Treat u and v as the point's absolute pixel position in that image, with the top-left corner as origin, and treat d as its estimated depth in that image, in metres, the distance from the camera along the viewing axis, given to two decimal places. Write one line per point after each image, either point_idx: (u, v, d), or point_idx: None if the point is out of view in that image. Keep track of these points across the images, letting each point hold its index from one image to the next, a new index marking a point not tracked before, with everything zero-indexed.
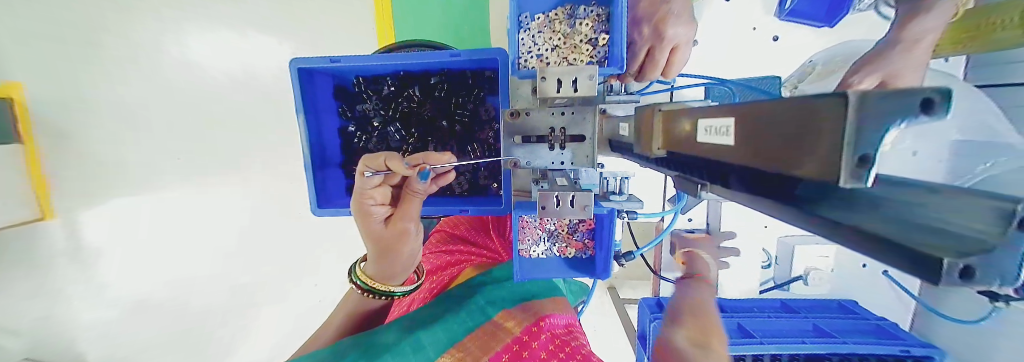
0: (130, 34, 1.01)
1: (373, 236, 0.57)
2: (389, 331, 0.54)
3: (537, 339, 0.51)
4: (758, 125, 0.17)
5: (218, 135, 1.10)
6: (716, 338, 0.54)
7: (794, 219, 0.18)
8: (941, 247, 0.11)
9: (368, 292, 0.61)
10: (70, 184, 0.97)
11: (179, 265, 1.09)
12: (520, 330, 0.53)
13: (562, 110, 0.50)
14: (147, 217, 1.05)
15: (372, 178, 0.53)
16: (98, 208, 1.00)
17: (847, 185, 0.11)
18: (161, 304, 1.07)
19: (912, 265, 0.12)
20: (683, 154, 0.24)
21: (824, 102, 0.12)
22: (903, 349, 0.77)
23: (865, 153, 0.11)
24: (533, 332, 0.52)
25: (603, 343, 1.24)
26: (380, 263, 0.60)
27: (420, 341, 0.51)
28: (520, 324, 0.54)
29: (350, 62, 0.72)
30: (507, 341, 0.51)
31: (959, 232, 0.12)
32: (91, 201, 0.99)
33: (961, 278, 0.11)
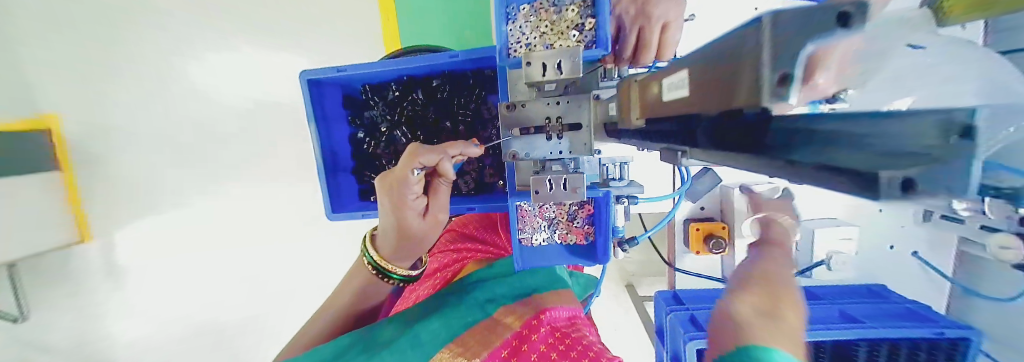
0: (171, 65, 1.12)
1: (404, 227, 0.57)
2: (390, 326, 0.55)
3: (537, 332, 0.51)
4: (706, 74, 0.18)
5: (241, 151, 1.17)
6: (790, 305, 0.43)
7: (765, 167, 0.18)
8: (898, 155, 0.12)
9: (379, 272, 0.61)
10: (120, 203, 1.13)
11: (215, 274, 1.20)
12: (519, 324, 0.53)
13: (557, 99, 0.51)
14: (184, 230, 1.18)
15: (414, 174, 0.52)
16: (141, 223, 1.15)
17: (772, 105, 0.12)
18: (199, 312, 1.20)
19: (860, 186, 0.13)
20: (655, 119, 0.25)
21: (756, 29, 0.13)
22: (936, 332, 0.73)
23: (787, 73, 0.11)
24: (533, 325, 0.52)
25: (621, 340, 1.23)
26: (399, 247, 0.59)
27: (419, 337, 0.52)
28: (520, 319, 0.54)
29: (354, 71, 0.76)
30: (506, 337, 0.52)
31: (909, 151, 0.12)
32: (139, 216, 1.15)
33: (904, 192, 0.11)
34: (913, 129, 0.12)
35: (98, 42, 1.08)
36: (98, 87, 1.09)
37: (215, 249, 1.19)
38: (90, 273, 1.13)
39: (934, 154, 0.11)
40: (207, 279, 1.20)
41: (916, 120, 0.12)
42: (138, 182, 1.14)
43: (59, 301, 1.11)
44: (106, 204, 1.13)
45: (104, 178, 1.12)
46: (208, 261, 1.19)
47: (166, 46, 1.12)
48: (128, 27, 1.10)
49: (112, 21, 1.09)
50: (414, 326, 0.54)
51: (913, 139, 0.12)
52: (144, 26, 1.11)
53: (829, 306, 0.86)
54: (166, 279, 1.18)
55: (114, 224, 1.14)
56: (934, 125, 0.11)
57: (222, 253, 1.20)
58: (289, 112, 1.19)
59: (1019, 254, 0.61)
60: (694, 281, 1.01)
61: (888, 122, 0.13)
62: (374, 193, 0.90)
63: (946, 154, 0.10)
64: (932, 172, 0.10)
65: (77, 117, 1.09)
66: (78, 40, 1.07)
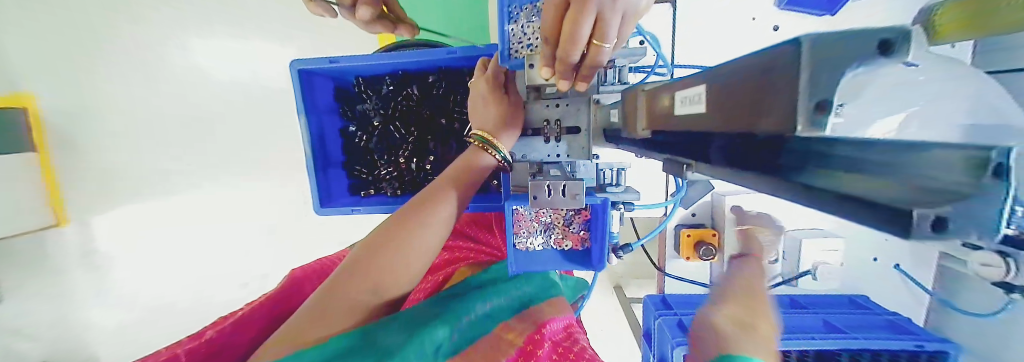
0: (155, 47, 1.08)
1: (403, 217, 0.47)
2: (388, 331, 0.45)
3: (540, 348, 0.50)
4: (726, 89, 0.17)
5: (227, 139, 1.14)
6: (764, 319, 0.45)
7: (775, 187, 0.17)
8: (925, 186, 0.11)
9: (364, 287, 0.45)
10: (92, 189, 1.09)
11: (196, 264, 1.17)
12: (523, 341, 0.51)
13: (556, 102, 0.51)
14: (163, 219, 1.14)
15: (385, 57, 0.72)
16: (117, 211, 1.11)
17: (807, 133, 0.12)
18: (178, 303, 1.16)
19: (888, 220, 0.12)
20: (667, 132, 0.24)
21: (783, 51, 0.12)
22: (916, 344, 0.75)
23: (824, 100, 0.11)
24: (537, 340, 0.51)
25: (609, 343, 1.24)
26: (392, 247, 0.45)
27: (424, 344, 0.45)
28: (521, 335, 0.52)
29: (348, 62, 0.75)
30: (512, 355, 0.49)
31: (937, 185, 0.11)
32: (116, 203, 1.11)
33: (935, 232, 0.11)
34: (940, 157, 0.11)
35: (76, 19, 1.03)
36: (75, 68, 1.04)
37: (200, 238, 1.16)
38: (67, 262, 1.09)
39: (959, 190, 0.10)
40: (190, 269, 1.17)
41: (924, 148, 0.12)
42: (117, 169, 1.09)
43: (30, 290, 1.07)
44: (80, 190, 1.09)
45: (77, 162, 1.07)
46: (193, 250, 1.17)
47: (150, 28, 1.07)
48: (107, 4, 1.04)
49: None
50: (418, 333, 0.46)
51: (936, 172, 0.11)
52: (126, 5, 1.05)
53: (813, 316, 0.88)
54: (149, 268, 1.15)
55: (87, 210, 1.10)
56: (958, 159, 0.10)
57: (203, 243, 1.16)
58: (279, 101, 1.15)
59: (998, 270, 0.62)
60: (683, 287, 1.02)
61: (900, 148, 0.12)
62: (364, 189, 0.88)
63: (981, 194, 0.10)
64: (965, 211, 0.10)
65: (56, 100, 1.05)
66: (52, 16, 1.02)
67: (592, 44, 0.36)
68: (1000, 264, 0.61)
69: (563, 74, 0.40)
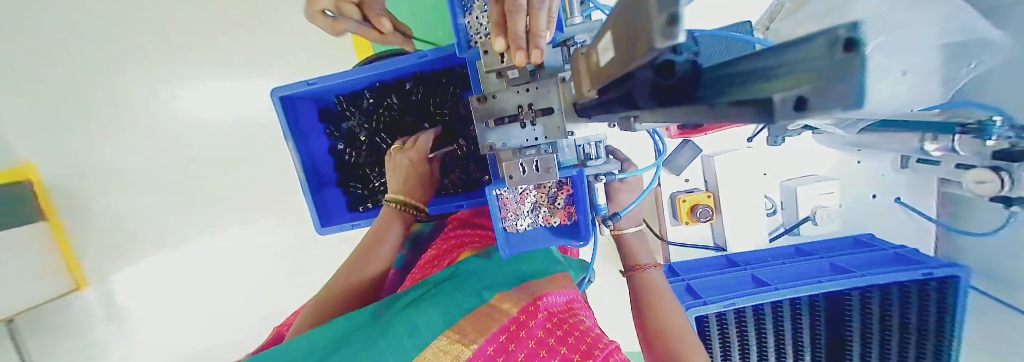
0: (163, 100, 1.17)
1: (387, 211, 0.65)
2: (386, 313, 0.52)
3: (533, 318, 0.51)
4: (626, 29, 0.17)
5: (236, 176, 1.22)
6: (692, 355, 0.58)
7: (692, 117, 0.18)
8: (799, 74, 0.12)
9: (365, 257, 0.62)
10: (120, 239, 1.21)
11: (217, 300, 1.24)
12: (517, 310, 0.52)
13: (526, 86, 0.52)
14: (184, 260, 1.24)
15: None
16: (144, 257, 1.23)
17: (667, 45, 0.11)
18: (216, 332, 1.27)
19: (766, 112, 0.13)
20: (603, 87, 0.25)
21: None
22: (923, 272, 0.72)
23: (673, 12, 0.11)
24: (530, 311, 0.52)
25: (628, 319, 1.25)
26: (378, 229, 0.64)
27: (417, 323, 0.48)
28: (518, 303, 0.54)
29: (324, 82, 0.77)
30: (504, 322, 0.50)
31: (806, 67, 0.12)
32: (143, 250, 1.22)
33: (797, 110, 0.12)
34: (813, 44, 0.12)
35: (96, 87, 1.15)
36: (103, 131, 1.16)
37: (228, 270, 1.26)
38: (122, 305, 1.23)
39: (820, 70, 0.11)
40: (223, 298, 1.26)
41: (809, 43, 0.12)
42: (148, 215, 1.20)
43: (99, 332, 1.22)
44: (108, 241, 1.20)
45: (96, 219, 1.19)
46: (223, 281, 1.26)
47: (156, 84, 1.16)
48: (111, 68, 1.14)
49: (104, 67, 1.14)
50: (411, 314, 0.50)
51: (808, 59, 0.12)
52: (132, 66, 1.15)
53: (819, 261, 0.88)
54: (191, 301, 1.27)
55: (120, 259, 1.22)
56: (822, 43, 0.11)
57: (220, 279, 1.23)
58: (272, 132, 1.20)
59: (996, 186, 0.61)
60: (689, 253, 1.03)
61: (786, 54, 0.13)
62: (361, 203, 0.91)
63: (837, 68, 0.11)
64: (822, 88, 0.11)
65: (76, 163, 1.16)
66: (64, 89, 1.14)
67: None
68: (995, 179, 0.61)
69: (517, 41, 0.37)
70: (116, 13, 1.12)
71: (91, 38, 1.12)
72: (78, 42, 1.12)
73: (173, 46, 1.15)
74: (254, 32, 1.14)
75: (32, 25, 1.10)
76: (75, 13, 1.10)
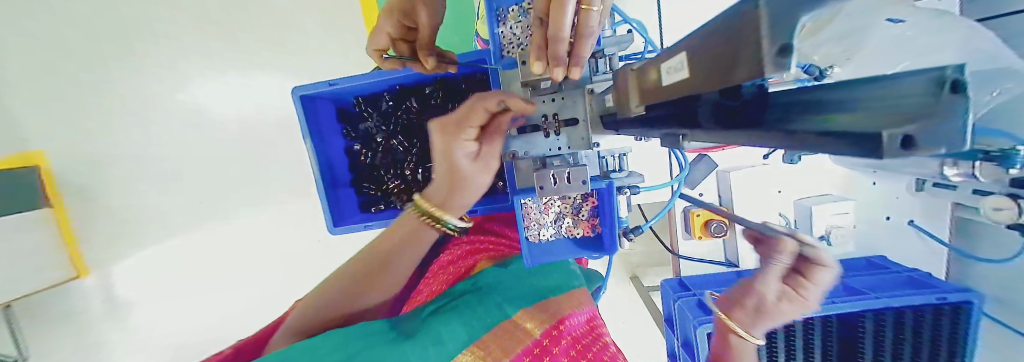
0: (182, 93, 1.20)
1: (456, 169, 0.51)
2: (411, 322, 0.53)
3: (557, 344, 0.52)
4: (703, 53, 0.17)
5: (249, 171, 1.23)
6: None
7: (766, 141, 0.18)
8: (900, 114, 0.12)
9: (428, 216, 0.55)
10: (130, 229, 1.22)
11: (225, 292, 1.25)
12: (540, 332, 0.52)
13: (551, 97, 0.52)
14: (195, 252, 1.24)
15: None
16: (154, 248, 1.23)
17: (773, 78, 0.11)
18: (221, 326, 1.27)
19: (859, 146, 0.12)
20: (657, 103, 0.25)
21: (748, 10, 0.12)
22: (938, 297, 0.73)
23: (785, 44, 0.11)
24: (554, 336, 0.52)
25: (632, 332, 1.24)
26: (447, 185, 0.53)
27: (441, 335, 0.48)
28: (541, 324, 0.53)
29: (346, 84, 0.78)
30: (528, 343, 0.50)
31: (907, 104, 0.11)
32: (152, 241, 1.23)
33: (904, 148, 0.11)
34: (920, 83, 0.11)
35: (118, 79, 1.17)
36: (121, 122, 1.19)
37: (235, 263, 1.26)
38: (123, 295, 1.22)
39: (926, 110, 0.11)
40: (227, 291, 1.27)
41: (911, 80, 0.12)
42: (159, 205, 1.22)
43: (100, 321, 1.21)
44: (119, 231, 1.21)
45: (114, 207, 1.21)
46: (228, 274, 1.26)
47: (177, 76, 1.19)
48: (134, 62, 1.17)
49: (128, 59, 1.17)
50: (434, 326, 0.50)
51: (911, 96, 0.11)
52: (152, 59, 1.18)
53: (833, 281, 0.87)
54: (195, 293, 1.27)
55: (128, 249, 1.22)
56: (927, 81, 0.11)
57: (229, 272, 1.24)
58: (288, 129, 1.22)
59: (1014, 213, 0.60)
60: (698, 267, 1.03)
61: (884, 87, 0.13)
62: (374, 204, 0.91)
63: (946, 111, 0.10)
64: (932, 129, 0.11)
65: (93, 152, 1.19)
66: (83, 79, 1.16)
67: (581, 9, 0.35)
68: (1013, 206, 0.60)
69: (558, 59, 0.38)
70: (143, 9, 1.15)
71: (117, 31, 1.15)
72: (104, 35, 1.15)
73: (193, 41, 1.17)
74: (275, 30, 1.17)
75: (59, 16, 1.13)
76: (101, 6, 1.13)
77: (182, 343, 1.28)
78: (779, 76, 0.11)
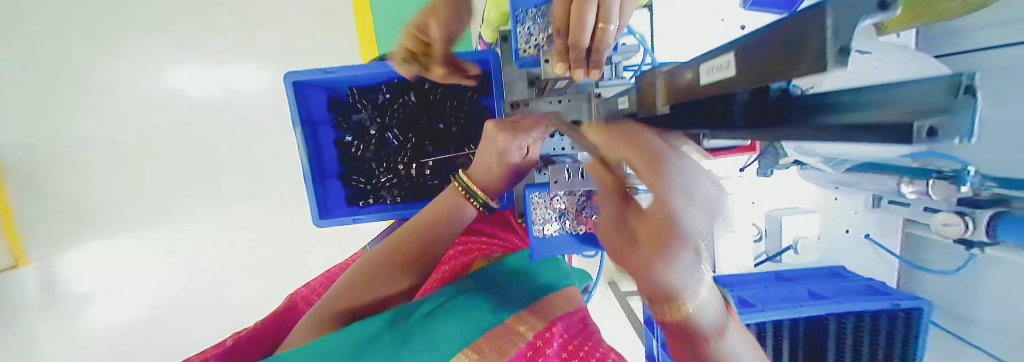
0: (160, 73, 1.14)
1: (504, 160, 0.53)
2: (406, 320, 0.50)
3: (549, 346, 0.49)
4: (750, 53, 0.19)
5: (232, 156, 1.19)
6: None
7: (794, 136, 0.20)
8: (925, 109, 0.13)
9: (472, 197, 0.59)
10: (79, 214, 1.11)
11: (199, 281, 1.21)
12: (532, 335, 0.50)
13: (558, 99, 0.56)
14: (164, 238, 1.18)
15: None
16: (116, 234, 1.15)
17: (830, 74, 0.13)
18: (185, 322, 1.19)
19: (891, 136, 0.14)
20: (689, 102, 0.27)
21: (807, 15, 0.14)
22: (892, 304, 0.80)
23: (842, 46, 0.12)
24: (546, 337, 0.50)
25: (611, 336, 1.27)
26: (490, 172, 0.56)
27: (435, 339, 0.46)
28: (532, 328, 0.51)
29: (343, 73, 0.76)
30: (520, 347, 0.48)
31: (928, 101, 0.13)
32: (114, 227, 1.14)
33: (928, 137, 0.13)
34: (935, 87, 0.13)
35: (80, 51, 1.08)
36: (81, 95, 1.10)
37: (208, 253, 1.21)
38: (67, 286, 1.11)
39: (946, 108, 0.12)
40: (199, 281, 1.21)
41: (926, 83, 0.13)
42: (124, 188, 1.14)
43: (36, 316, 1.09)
44: (65, 216, 1.10)
45: (54, 188, 1.08)
46: (197, 265, 1.20)
47: (157, 55, 1.14)
48: (109, 33, 1.10)
49: (98, 31, 1.09)
50: (429, 327, 0.48)
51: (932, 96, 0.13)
52: (133, 31, 1.12)
53: (799, 287, 0.94)
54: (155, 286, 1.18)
55: (76, 236, 1.11)
56: (940, 84, 0.12)
57: (208, 259, 1.21)
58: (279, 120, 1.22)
59: (959, 228, 0.65)
60: None
61: (903, 85, 0.15)
62: (362, 198, 0.88)
63: (964, 107, 0.12)
64: (954, 120, 0.12)
65: (37, 126, 1.07)
66: (36, 43, 1.05)
67: (598, 27, 0.38)
68: (960, 222, 0.65)
69: (578, 60, 0.40)
70: None
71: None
72: (72, 1, 1.06)
73: (185, 18, 1.14)
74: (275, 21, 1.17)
75: None
76: None
77: (131, 341, 1.17)
78: (832, 71, 0.13)
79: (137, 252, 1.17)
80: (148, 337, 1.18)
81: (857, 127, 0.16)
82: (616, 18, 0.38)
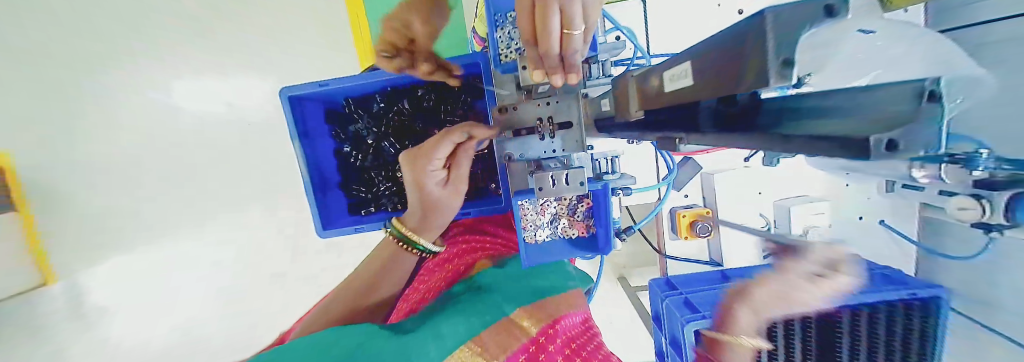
0: (165, 91, 1.18)
1: (428, 197, 0.60)
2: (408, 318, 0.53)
3: (553, 342, 0.51)
4: (704, 62, 0.18)
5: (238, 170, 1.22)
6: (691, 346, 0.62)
7: (767, 143, 0.18)
8: (887, 120, 0.12)
9: (404, 242, 0.63)
10: (98, 233, 1.16)
11: (209, 295, 1.23)
12: (536, 329, 0.52)
13: (546, 100, 0.54)
14: (175, 254, 1.21)
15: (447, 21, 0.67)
16: (129, 252, 1.18)
17: (778, 87, 0.12)
18: (200, 333, 1.22)
19: (851, 151, 0.13)
20: (658, 108, 0.26)
21: (751, 26, 0.13)
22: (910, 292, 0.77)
23: (788, 57, 0.12)
24: (550, 334, 0.52)
25: (620, 332, 1.26)
26: (423, 213, 0.62)
27: (439, 331, 0.48)
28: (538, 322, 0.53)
29: (338, 84, 0.76)
30: (524, 341, 0.50)
31: (892, 112, 0.12)
32: (127, 245, 1.18)
33: (888, 152, 0.12)
34: (904, 96, 0.12)
35: (91, 76, 1.13)
36: (93, 119, 1.14)
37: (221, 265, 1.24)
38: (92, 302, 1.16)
39: (909, 118, 0.12)
40: (210, 294, 1.23)
41: (896, 90, 0.13)
42: (137, 206, 1.18)
43: (64, 327, 1.14)
44: (87, 235, 1.15)
45: (77, 208, 1.14)
46: (209, 276, 1.23)
47: (161, 73, 1.17)
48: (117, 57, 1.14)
49: (107, 54, 1.14)
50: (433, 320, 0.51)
51: (895, 106, 0.12)
52: (137, 53, 1.15)
53: None
54: (172, 298, 1.22)
55: (97, 253, 1.16)
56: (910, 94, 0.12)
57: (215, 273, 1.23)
58: (281, 132, 1.23)
59: (976, 212, 0.66)
60: (685, 266, 1.06)
61: (866, 95, 0.14)
62: (364, 207, 0.89)
63: (922, 119, 0.11)
64: (915, 132, 0.11)
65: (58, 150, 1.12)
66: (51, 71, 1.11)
67: (563, 34, 0.35)
68: (976, 206, 0.65)
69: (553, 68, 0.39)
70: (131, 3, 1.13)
71: (96, 24, 1.12)
72: (83, 29, 1.11)
73: (185, 38, 1.16)
74: (272, 35, 1.19)
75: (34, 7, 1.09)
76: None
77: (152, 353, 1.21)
78: (782, 82, 0.12)
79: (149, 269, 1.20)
80: (167, 349, 1.21)
81: (814, 140, 0.15)
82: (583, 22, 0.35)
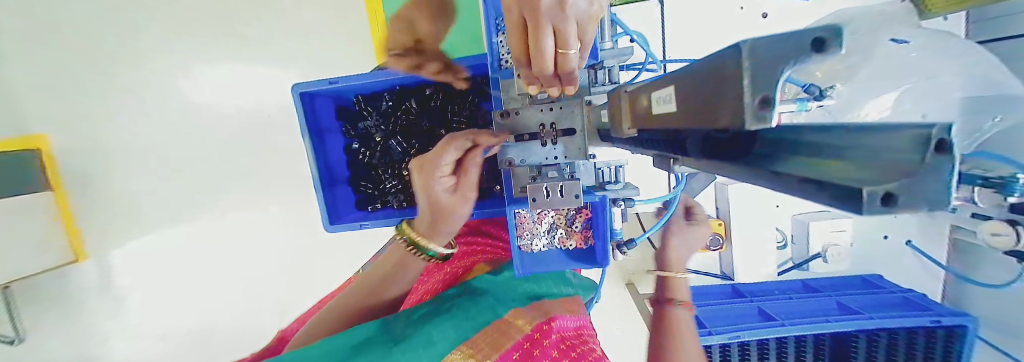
0: (189, 82, 1.22)
1: (437, 204, 0.56)
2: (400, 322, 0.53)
3: (549, 337, 0.51)
4: (687, 91, 0.18)
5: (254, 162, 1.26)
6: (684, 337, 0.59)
7: (755, 179, 0.17)
8: (882, 166, 0.11)
9: (411, 246, 0.59)
10: (125, 215, 1.22)
11: (222, 280, 1.28)
12: (532, 328, 0.52)
13: (549, 106, 0.51)
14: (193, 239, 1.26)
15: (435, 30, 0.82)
16: (151, 234, 1.24)
17: (755, 127, 0.12)
18: (213, 316, 1.27)
19: (843, 200, 0.12)
20: (649, 129, 0.26)
21: (728, 59, 0.13)
22: (932, 320, 0.72)
23: (766, 96, 0.11)
24: (545, 330, 0.52)
25: (624, 341, 1.23)
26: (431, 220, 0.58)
27: (430, 336, 0.49)
28: (531, 322, 0.53)
29: (347, 82, 0.78)
30: (519, 339, 0.50)
31: (889, 160, 0.11)
32: (149, 228, 1.24)
33: (884, 206, 0.11)
34: (897, 140, 0.11)
35: (121, 67, 1.18)
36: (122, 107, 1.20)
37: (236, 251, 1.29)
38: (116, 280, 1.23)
39: (908, 167, 0.10)
40: (224, 279, 1.28)
41: (895, 133, 0.12)
42: (160, 192, 1.23)
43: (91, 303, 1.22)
44: (114, 216, 1.21)
45: (107, 190, 1.20)
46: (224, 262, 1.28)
47: (185, 66, 1.21)
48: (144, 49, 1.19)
49: (137, 45, 1.19)
50: (424, 326, 0.51)
51: (893, 153, 0.11)
52: (162, 45, 1.20)
53: (826, 298, 0.87)
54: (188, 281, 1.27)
55: (122, 235, 1.23)
56: (909, 140, 0.11)
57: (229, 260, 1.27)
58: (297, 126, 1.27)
59: (1010, 239, 0.60)
60: (693, 278, 1.03)
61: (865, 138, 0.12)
62: (371, 203, 0.91)
63: (923, 168, 0.10)
64: (915, 185, 0.10)
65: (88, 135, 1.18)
66: (84, 60, 1.16)
67: (557, 54, 0.35)
68: (1010, 232, 0.60)
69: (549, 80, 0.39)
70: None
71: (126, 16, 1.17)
72: (114, 21, 1.17)
73: (208, 31, 1.20)
74: (290, 31, 1.23)
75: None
76: None
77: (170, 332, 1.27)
78: (766, 124, 0.11)
79: (169, 252, 1.25)
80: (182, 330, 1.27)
81: (805, 182, 0.14)
82: (579, 41, 0.35)
